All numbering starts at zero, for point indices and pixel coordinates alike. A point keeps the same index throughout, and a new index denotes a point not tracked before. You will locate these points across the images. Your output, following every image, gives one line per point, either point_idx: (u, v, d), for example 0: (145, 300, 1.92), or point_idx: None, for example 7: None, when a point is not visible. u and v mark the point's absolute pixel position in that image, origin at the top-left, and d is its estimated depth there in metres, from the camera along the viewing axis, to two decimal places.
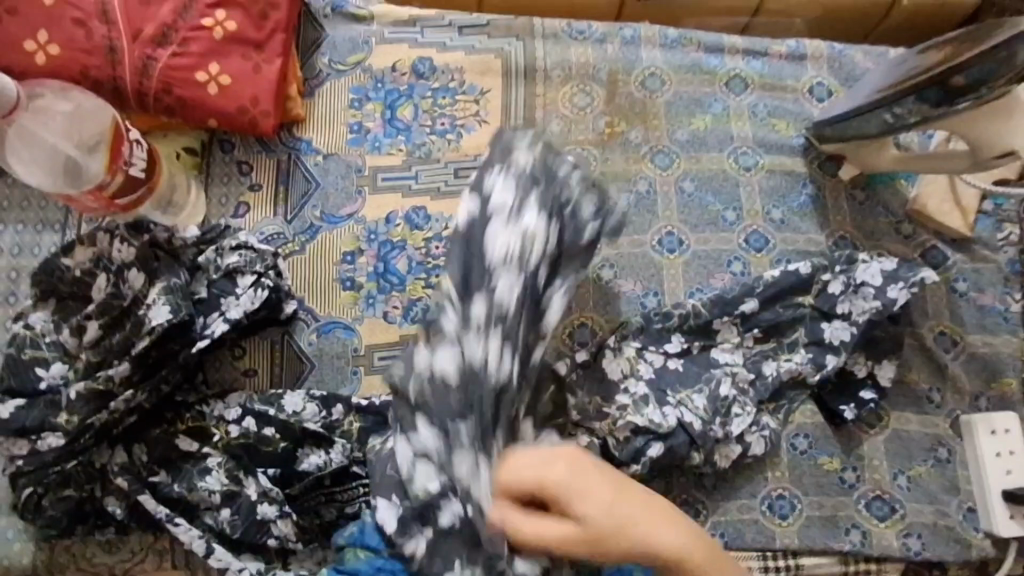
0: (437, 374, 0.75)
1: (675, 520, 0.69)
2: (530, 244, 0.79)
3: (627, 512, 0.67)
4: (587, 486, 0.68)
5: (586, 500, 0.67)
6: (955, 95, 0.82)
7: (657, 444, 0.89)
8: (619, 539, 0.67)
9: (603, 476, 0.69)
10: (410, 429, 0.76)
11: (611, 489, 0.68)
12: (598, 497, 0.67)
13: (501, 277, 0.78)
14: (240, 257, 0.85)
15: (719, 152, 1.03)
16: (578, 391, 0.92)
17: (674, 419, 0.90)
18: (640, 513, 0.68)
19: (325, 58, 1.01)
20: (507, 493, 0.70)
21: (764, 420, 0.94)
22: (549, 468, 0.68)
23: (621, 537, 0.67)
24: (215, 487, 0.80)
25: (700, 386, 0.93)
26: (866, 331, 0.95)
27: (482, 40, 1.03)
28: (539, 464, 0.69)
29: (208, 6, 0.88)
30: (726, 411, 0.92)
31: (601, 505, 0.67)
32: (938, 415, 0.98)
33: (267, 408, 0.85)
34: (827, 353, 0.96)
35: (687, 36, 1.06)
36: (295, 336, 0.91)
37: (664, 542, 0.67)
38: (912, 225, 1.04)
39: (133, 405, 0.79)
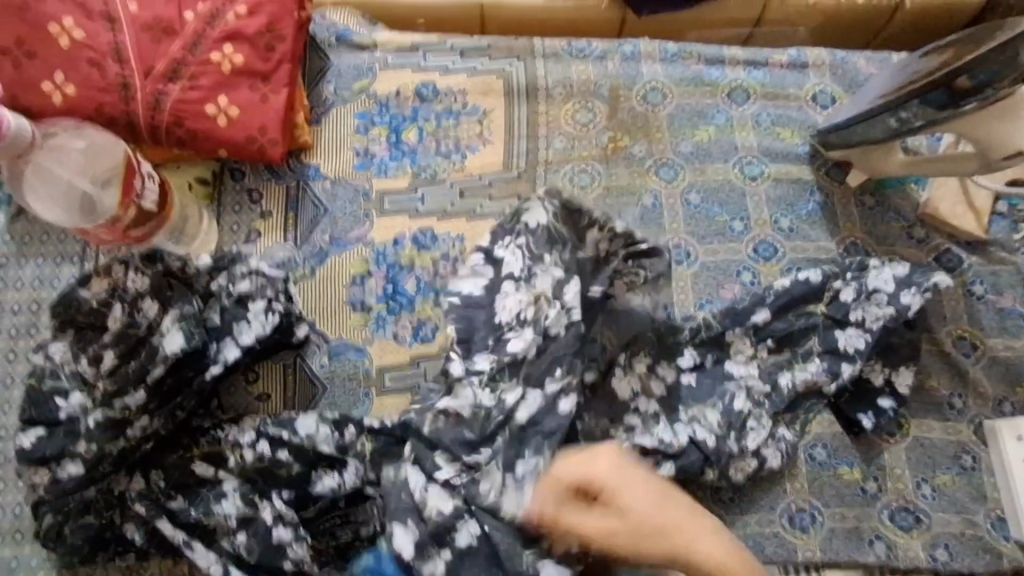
0: (461, 427, 0.82)
1: (718, 534, 0.68)
2: (544, 305, 0.87)
3: (666, 513, 0.68)
4: (632, 481, 0.70)
5: (628, 496, 0.69)
6: (961, 97, 0.82)
7: (668, 463, 0.88)
8: (656, 537, 0.67)
9: (647, 478, 0.70)
10: (432, 473, 0.81)
11: (651, 489, 0.70)
12: (638, 496, 0.69)
13: (519, 338, 0.86)
14: (251, 282, 0.86)
15: (724, 162, 1.03)
16: (584, 416, 0.89)
17: (685, 437, 0.89)
18: (677, 516, 0.68)
19: (330, 86, 1.03)
20: (553, 487, 0.72)
21: (781, 431, 0.93)
22: (595, 464, 0.71)
23: (656, 533, 0.67)
24: (231, 511, 0.80)
25: (714, 401, 0.92)
26: (881, 338, 0.94)
27: (483, 62, 1.05)
28: (586, 458, 0.72)
29: (216, 41, 0.90)
30: (741, 425, 0.90)
31: (641, 504, 0.69)
32: (961, 421, 0.96)
33: (281, 432, 0.85)
34: (843, 361, 0.94)
35: (687, 49, 1.07)
36: (306, 358, 0.93)
37: (703, 558, 0.66)
38: (924, 229, 1.02)
39: (149, 432, 0.80)
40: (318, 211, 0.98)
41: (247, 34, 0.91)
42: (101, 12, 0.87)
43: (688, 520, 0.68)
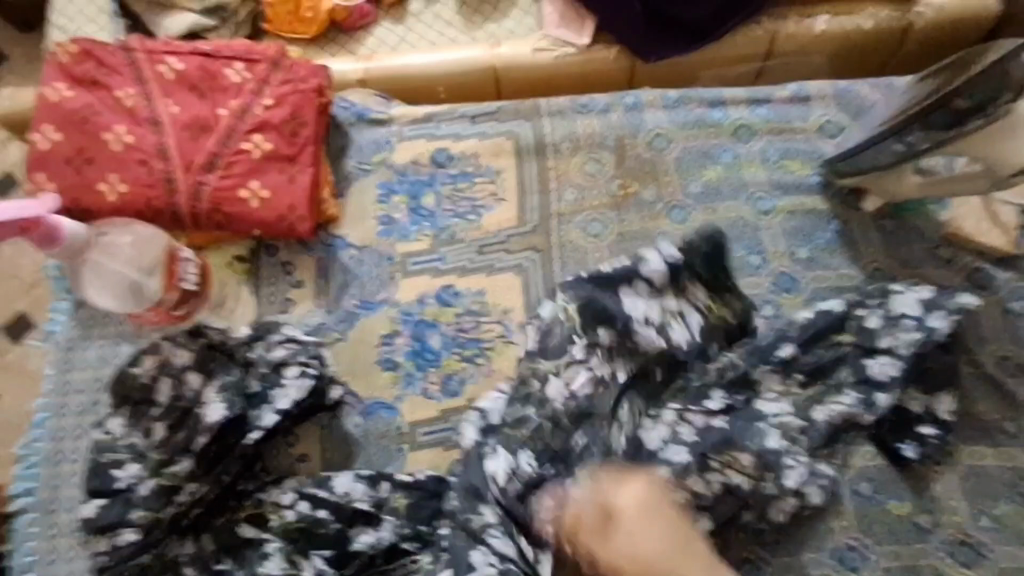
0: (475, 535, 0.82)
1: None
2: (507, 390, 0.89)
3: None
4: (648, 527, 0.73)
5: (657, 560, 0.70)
6: (963, 116, 0.82)
7: (704, 517, 0.85)
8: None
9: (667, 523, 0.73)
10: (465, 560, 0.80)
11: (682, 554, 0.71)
12: (666, 538, 0.71)
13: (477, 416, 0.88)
14: (286, 349, 0.93)
15: (735, 200, 1.04)
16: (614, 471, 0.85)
17: (719, 485, 0.85)
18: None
19: (352, 161, 1.11)
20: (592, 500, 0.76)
21: (821, 468, 0.89)
22: (642, 501, 0.74)
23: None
24: (274, 571, 0.84)
25: (748, 443, 0.87)
26: (915, 364, 0.91)
27: (493, 125, 1.11)
28: (628, 480, 0.76)
29: (247, 133, 1.00)
30: (778, 466, 0.86)
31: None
32: (1015, 446, 0.91)
33: (320, 491, 0.89)
34: (877, 391, 0.91)
35: (688, 94, 1.10)
36: (342, 419, 0.97)
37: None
38: (951, 248, 1.00)
39: (198, 496, 0.85)
40: (350, 276, 1.04)
41: (274, 125, 1.01)
42: (147, 118, 0.98)
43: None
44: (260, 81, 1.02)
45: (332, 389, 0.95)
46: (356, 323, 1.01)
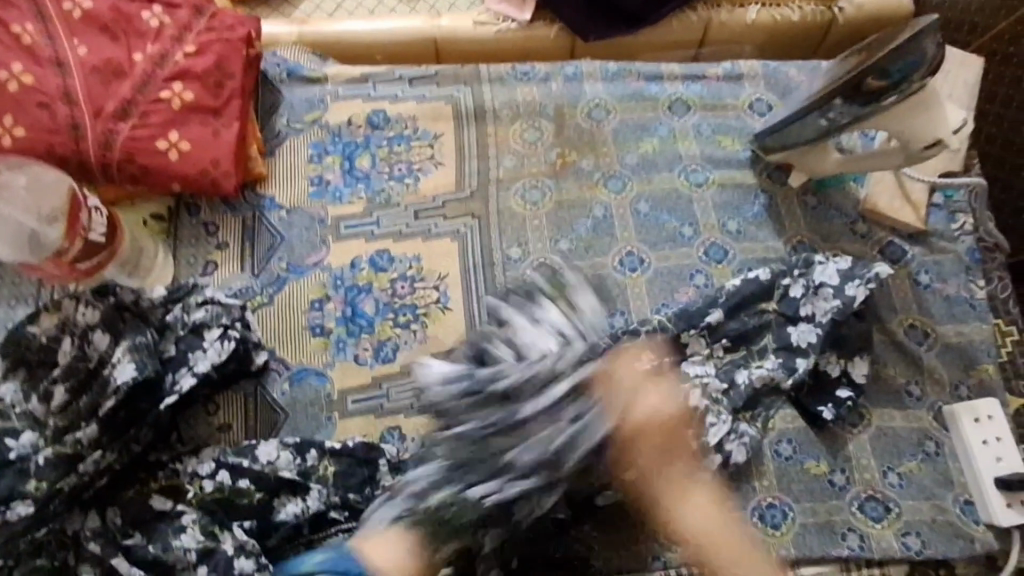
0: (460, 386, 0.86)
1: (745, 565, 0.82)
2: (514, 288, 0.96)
3: (699, 522, 0.84)
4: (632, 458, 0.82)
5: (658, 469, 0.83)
6: (879, 94, 0.86)
7: None
8: (657, 500, 0.84)
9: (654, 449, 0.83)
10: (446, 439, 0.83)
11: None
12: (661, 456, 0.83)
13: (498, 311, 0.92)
14: (206, 311, 0.88)
15: (669, 171, 1.06)
16: None
17: None
18: (708, 517, 0.84)
19: (283, 119, 1.07)
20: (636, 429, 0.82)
21: (742, 428, 0.92)
22: (655, 407, 0.83)
23: (665, 496, 0.84)
24: (191, 544, 0.78)
25: None
26: (832, 330, 0.95)
27: (432, 89, 1.09)
28: (649, 395, 0.83)
29: (166, 80, 0.93)
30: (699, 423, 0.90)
31: (660, 486, 0.84)
32: (921, 408, 0.97)
33: (240, 460, 0.84)
34: (797, 356, 0.95)
35: (626, 68, 1.12)
36: (267, 387, 0.92)
37: (689, 497, 0.84)
38: (866, 224, 1.06)
39: (104, 467, 0.78)
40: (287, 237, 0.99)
41: (197, 73, 0.94)
42: (50, 58, 0.90)
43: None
44: (181, 28, 0.96)
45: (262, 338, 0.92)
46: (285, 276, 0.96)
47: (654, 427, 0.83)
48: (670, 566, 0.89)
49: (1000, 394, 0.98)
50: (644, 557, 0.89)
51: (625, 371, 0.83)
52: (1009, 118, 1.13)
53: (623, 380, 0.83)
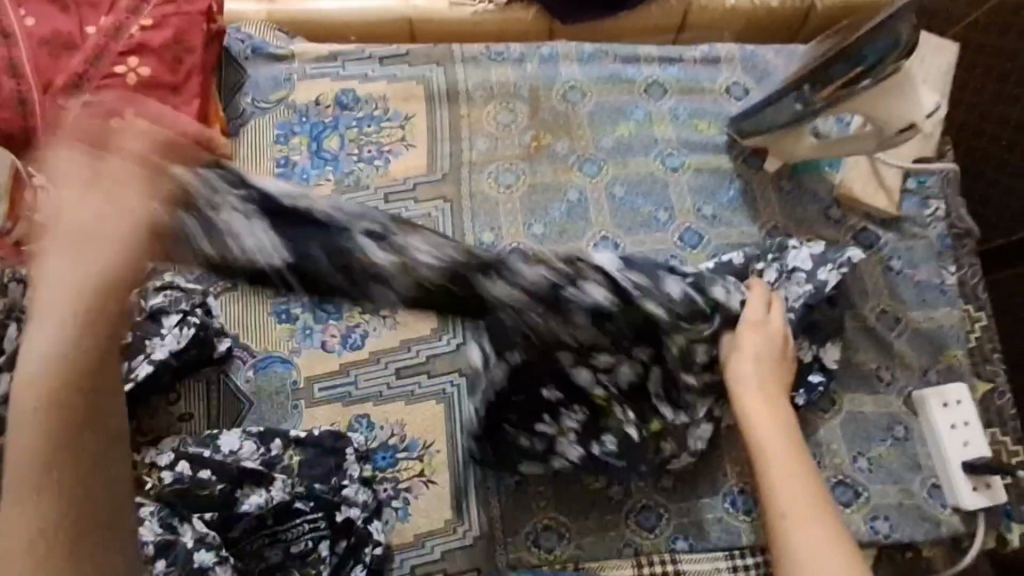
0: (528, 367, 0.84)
1: (794, 495, 0.76)
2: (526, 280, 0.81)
3: (768, 445, 0.81)
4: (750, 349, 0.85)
5: (748, 359, 0.85)
6: (854, 77, 0.85)
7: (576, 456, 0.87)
8: (740, 376, 0.85)
9: (763, 341, 0.86)
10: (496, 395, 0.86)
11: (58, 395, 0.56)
12: (766, 355, 0.85)
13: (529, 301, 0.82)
14: (165, 296, 0.85)
15: (645, 156, 1.05)
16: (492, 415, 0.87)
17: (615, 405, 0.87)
18: (785, 445, 0.80)
19: (248, 98, 1.03)
20: (755, 328, 0.86)
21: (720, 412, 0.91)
22: (778, 326, 0.87)
23: (753, 405, 0.83)
24: (148, 537, 0.73)
25: None
26: (805, 315, 0.94)
27: (403, 68, 1.06)
28: (778, 313, 0.88)
29: (120, 54, 0.90)
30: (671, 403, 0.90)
31: (751, 373, 0.84)
32: (891, 393, 0.97)
33: (202, 451, 0.82)
34: None
35: (603, 49, 1.10)
36: (231, 374, 0.90)
37: (770, 402, 0.84)
38: (841, 209, 1.05)
39: None
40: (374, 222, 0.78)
41: (154, 47, 0.91)
42: None
43: (54, 522, 0.53)
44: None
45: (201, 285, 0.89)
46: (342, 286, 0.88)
47: (756, 334, 0.85)
48: (642, 553, 0.87)
49: (967, 378, 0.99)
50: (617, 545, 0.87)
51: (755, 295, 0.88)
52: (983, 105, 1.13)
53: (756, 291, 0.89)
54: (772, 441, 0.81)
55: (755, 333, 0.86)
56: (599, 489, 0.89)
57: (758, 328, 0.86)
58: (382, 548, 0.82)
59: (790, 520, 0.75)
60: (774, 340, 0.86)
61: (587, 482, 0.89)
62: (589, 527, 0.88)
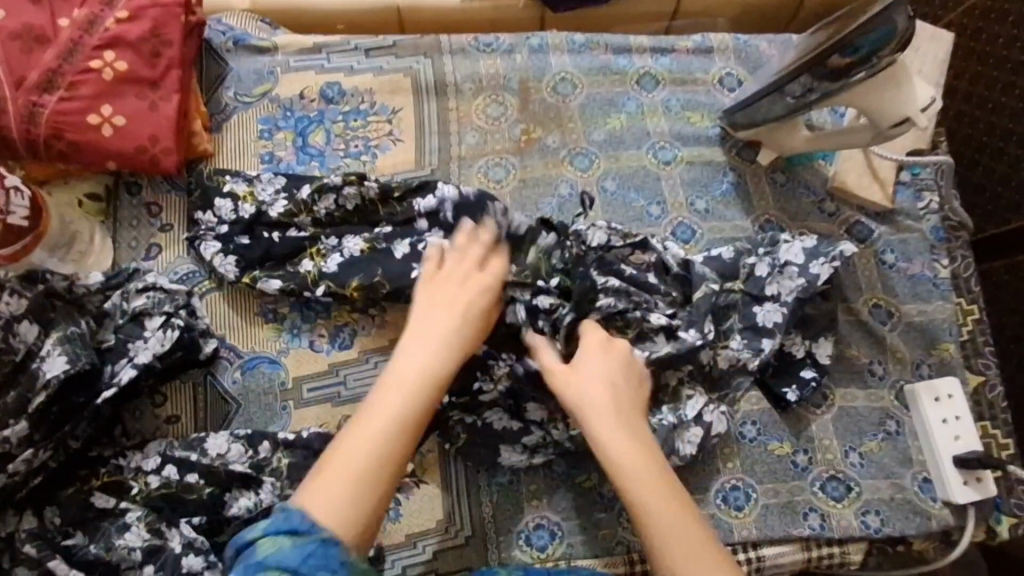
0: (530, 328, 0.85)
1: (683, 518, 0.68)
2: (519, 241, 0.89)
3: (630, 460, 0.71)
4: (591, 372, 0.78)
5: (587, 384, 0.77)
6: (848, 68, 0.83)
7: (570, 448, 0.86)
8: (584, 399, 0.76)
9: (609, 363, 0.79)
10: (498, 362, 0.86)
11: (426, 371, 0.69)
12: (614, 375, 0.78)
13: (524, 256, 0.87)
14: (148, 298, 0.83)
15: (638, 148, 1.03)
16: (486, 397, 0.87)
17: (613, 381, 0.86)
18: (652, 465, 0.71)
19: (230, 92, 1.01)
20: (593, 348, 0.80)
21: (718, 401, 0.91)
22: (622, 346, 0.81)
23: (609, 427, 0.74)
24: (136, 543, 0.75)
25: None
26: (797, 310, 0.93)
27: (390, 60, 1.04)
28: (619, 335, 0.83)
29: (95, 49, 0.88)
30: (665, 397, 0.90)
31: (596, 394, 0.76)
32: (883, 387, 0.97)
33: (188, 454, 0.81)
34: (763, 336, 0.92)
35: (593, 40, 1.08)
36: (217, 375, 0.88)
37: (625, 421, 0.75)
38: (834, 202, 1.04)
39: (37, 465, 0.75)
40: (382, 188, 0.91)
41: (131, 41, 0.89)
42: None
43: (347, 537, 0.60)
44: None
45: (199, 210, 0.92)
46: (342, 258, 0.88)
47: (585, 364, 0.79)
48: (634, 551, 0.86)
49: (959, 372, 0.98)
50: (609, 543, 0.86)
51: (589, 331, 0.82)
52: (979, 94, 1.11)
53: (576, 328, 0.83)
54: (618, 446, 0.72)
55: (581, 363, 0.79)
56: (592, 489, 0.88)
57: (590, 357, 0.79)
58: (373, 550, 0.81)
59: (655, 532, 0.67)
60: (618, 359, 0.80)
61: (579, 480, 0.88)
62: (580, 525, 0.87)
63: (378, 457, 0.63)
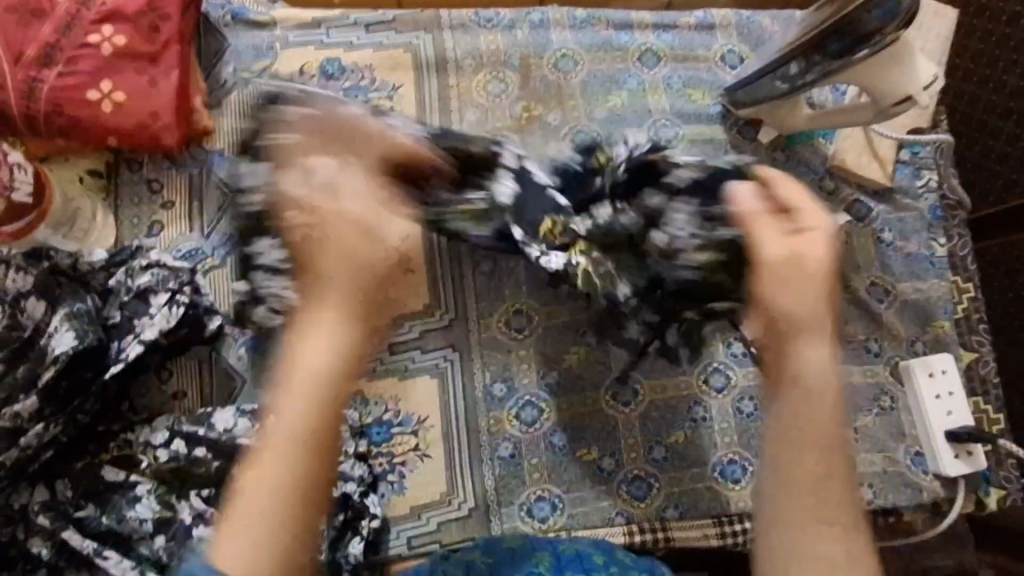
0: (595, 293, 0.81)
1: (824, 519, 0.53)
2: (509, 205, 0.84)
3: (801, 426, 0.55)
4: (792, 287, 0.59)
5: (779, 290, 0.59)
6: (855, 42, 0.82)
7: (566, 418, 0.91)
8: (776, 310, 0.59)
9: (808, 285, 0.59)
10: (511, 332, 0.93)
11: (337, 343, 0.56)
12: (813, 304, 0.58)
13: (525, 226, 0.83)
14: (152, 275, 0.83)
15: (639, 126, 1.03)
16: (481, 374, 0.91)
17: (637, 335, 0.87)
18: (829, 447, 0.54)
19: (229, 68, 1.00)
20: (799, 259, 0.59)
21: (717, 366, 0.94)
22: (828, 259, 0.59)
23: (801, 359, 0.57)
24: (146, 514, 0.77)
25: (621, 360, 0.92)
26: None
27: (390, 36, 1.03)
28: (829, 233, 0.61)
29: (94, 23, 0.87)
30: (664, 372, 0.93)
31: (784, 311, 0.58)
32: (878, 363, 0.99)
33: (196, 429, 0.81)
34: None
35: (595, 15, 1.07)
36: (222, 351, 0.88)
37: (812, 352, 0.57)
38: (834, 181, 1.05)
39: (48, 438, 0.76)
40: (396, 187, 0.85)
41: (130, 15, 0.89)
42: None
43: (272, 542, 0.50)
44: None
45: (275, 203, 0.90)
46: None
47: (806, 281, 0.59)
48: (632, 522, 0.88)
49: (952, 348, 1.00)
50: (608, 514, 0.89)
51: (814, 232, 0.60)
52: (978, 73, 1.11)
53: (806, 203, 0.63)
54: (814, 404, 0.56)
55: (793, 272, 0.59)
56: (592, 462, 0.90)
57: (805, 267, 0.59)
58: (379, 520, 0.84)
59: (804, 517, 0.53)
60: (813, 285, 0.59)
61: (579, 454, 0.90)
62: (580, 497, 0.89)
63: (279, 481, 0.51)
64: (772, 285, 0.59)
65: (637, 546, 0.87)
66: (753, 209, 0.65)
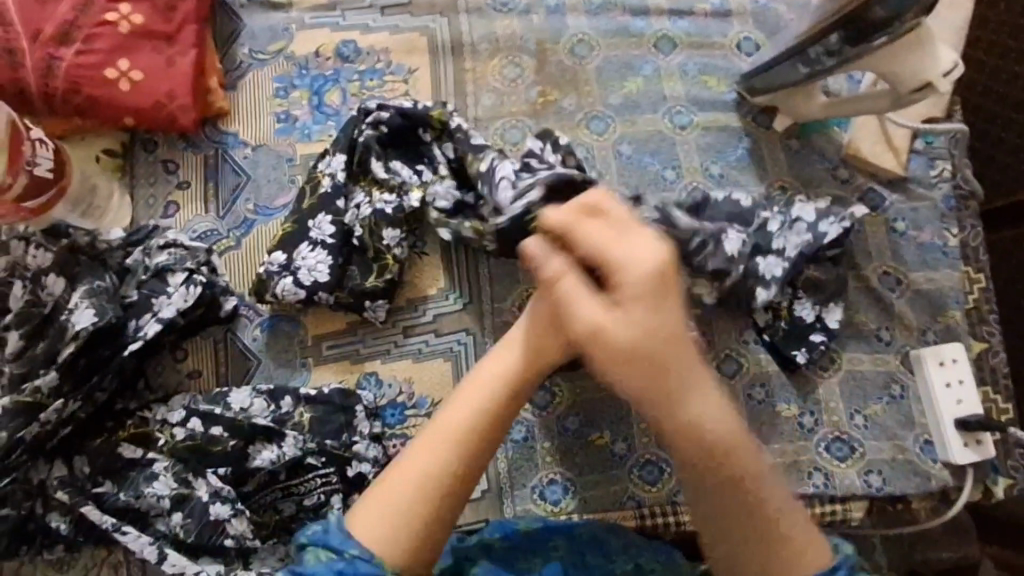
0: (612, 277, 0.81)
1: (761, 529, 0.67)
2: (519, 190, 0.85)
3: (707, 480, 0.68)
4: (624, 357, 0.69)
5: (619, 364, 0.69)
6: (873, 29, 0.82)
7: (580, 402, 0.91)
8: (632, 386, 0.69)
9: (643, 343, 0.68)
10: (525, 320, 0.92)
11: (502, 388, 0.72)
12: (652, 360, 0.68)
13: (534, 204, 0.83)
14: (170, 255, 0.84)
15: (653, 113, 1.03)
16: None
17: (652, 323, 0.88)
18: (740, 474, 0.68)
19: (245, 49, 1.00)
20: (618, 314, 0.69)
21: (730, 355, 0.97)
22: (639, 309, 0.68)
23: (681, 413, 0.68)
24: (164, 492, 0.77)
25: None
26: (798, 264, 0.94)
27: (405, 19, 1.03)
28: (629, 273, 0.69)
29: (110, 2, 0.89)
30: None
31: (639, 382, 0.69)
32: (889, 352, 0.99)
33: (213, 408, 0.82)
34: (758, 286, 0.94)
35: (611, 1, 1.06)
36: (237, 332, 0.89)
37: (685, 402, 0.68)
38: (848, 169, 1.05)
39: (68, 415, 0.76)
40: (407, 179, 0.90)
41: None
42: None
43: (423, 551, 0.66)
44: None
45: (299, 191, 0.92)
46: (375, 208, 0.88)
47: (629, 342, 0.69)
48: (643, 506, 0.89)
49: (964, 338, 1.00)
50: (619, 498, 0.89)
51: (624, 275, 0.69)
52: (993, 64, 1.11)
53: (613, 253, 0.70)
54: (687, 454, 0.68)
55: (610, 343, 0.69)
56: (605, 446, 0.91)
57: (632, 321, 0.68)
58: None
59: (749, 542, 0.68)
60: (651, 334, 0.68)
61: (591, 438, 0.91)
62: (593, 481, 0.89)
63: (449, 456, 0.68)
64: (617, 355, 0.69)
65: (648, 530, 0.87)
66: (556, 269, 0.74)
